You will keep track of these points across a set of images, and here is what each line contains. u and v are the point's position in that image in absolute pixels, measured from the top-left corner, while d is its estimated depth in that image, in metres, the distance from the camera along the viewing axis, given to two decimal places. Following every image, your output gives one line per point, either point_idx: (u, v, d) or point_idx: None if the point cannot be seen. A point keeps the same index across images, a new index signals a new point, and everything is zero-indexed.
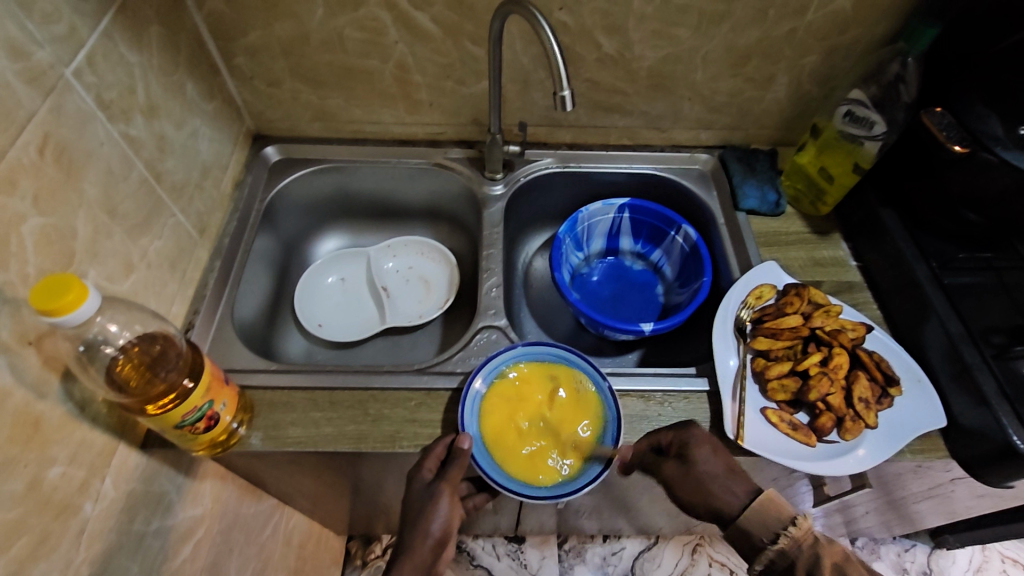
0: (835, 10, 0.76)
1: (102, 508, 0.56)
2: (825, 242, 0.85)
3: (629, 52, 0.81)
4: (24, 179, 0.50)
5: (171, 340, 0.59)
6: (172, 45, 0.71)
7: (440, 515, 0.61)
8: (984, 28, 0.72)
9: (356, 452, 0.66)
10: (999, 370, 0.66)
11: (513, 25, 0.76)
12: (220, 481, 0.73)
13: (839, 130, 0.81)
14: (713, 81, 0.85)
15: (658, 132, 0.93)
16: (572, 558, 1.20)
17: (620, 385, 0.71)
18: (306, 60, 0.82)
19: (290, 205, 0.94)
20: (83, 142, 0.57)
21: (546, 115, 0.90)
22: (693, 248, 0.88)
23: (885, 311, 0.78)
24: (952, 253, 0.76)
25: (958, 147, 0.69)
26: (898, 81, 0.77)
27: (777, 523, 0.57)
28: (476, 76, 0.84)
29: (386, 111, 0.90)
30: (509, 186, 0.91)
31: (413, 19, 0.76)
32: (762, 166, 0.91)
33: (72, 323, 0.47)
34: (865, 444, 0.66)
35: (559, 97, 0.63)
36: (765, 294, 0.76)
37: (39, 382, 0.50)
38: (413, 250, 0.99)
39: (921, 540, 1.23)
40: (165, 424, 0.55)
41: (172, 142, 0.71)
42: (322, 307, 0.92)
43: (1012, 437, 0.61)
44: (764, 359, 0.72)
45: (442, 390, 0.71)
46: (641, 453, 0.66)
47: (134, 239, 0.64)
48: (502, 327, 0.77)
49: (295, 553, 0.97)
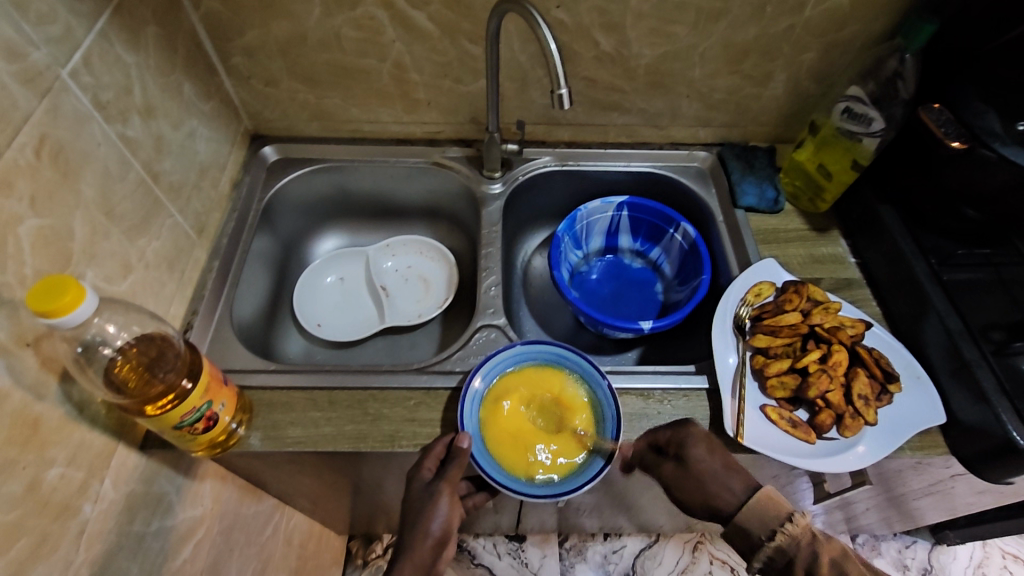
0: (832, 7, 0.76)
1: (101, 510, 0.56)
2: (824, 239, 0.85)
3: (627, 50, 0.81)
4: (21, 180, 0.50)
5: (169, 340, 0.59)
6: (169, 45, 0.71)
7: (440, 514, 0.61)
8: (982, 25, 0.71)
9: (356, 452, 0.66)
10: (998, 366, 0.66)
11: (510, 23, 0.76)
12: (219, 481, 0.73)
13: (837, 126, 0.81)
14: (711, 78, 0.85)
15: (657, 130, 0.93)
16: (573, 556, 1.20)
17: (619, 383, 0.71)
18: (303, 59, 0.82)
19: (289, 204, 0.94)
20: (80, 142, 0.57)
21: (544, 114, 0.90)
22: (692, 246, 0.87)
23: (884, 308, 0.78)
24: (952, 249, 0.76)
25: (956, 144, 0.69)
26: (897, 77, 0.77)
27: (774, 520, 0.58)
28: (474, 75, 0.84)
29: (384, 111, 0.90)
30: (508, 185, 0.91)
31: (410, 18, 0.76)
32: (760, 163, 0.91)
33: (69, 325, 0.47)
34: (865, 441, 0.65)
35: (557, 95, 0.63)
36: (764, 292, 0.75)
37: (36, 384, 0.50)
38: (411, 249, 0.98)
39: (921, 536, 1.23)
40: (164, 425, 0.55)
41: (169, 142, 0.71)
42: (321, 307, 0.92)
43: (1012, 433, 0.61)
44: (763, 356, 0.71)
45: (441, 389, 0.71)
46: (640, 452, 0.67)
47: (132, 239, 0.64)
48: (502, 325, 0.77)
49: (295, 553, 0.97)
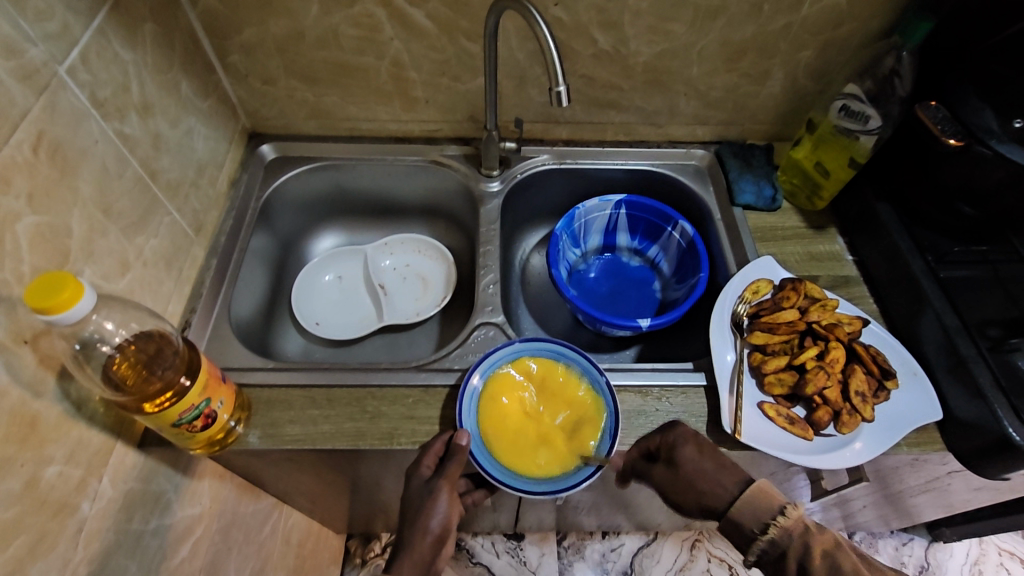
0: (829, 5, 0.76)
1: (100, 507, 0.56)
2: (822, 237, 0.85)
3: (625, 48, 0.81)
4: (19, 177, 0.50)
5: (168, 338, 0.59)
6: (166, 42, 0.71)
7: (439, 511, 0.61)
8: (976, 22, 0.71)
9: (355, 449, 0.66)
10: (995, 362, 0.66)
11: (508, 21, 0.76)
12: (218, 479, 0.73)
13: (834, 124, 0.81)
14: (709, 76, 0.85)
15: (655, 128, 0.93)
16: (572, 554, 1.20)
17: (618, 381, 0.71)
18: (301, 57, 0.82)
19: (287, 202, 0.94)
20: (78, 139, 0.57)
21: (542, 112, 0.90)
22: (690, 244, 0.88)
23: (881, 305, 0.78)
24: (948, 246, 0.77)
25: (952, 141, 0.68)
26: (894, 75, 0.78)
27: (766, 513, 0.57)
28: (472, 73, 0.84)
29: (382, 109, 0.90)
30: (506, 183, 0.91)
31: (408, 16, 0.76)
32: (758, 161, 0.91)
33: (68, 322, 0.47)
34: (862, 438, 0.66)
35: (555, 92, 0.63)
36: (762, 289, 0.76)
37: (35, 381, 0.50)
38: (410, 248, 0.98)
39: (918, 533, 1.24)
40: (163, 422, 0.55)
41: (167, 140, 0.71)
42: (319, 306, 0.92)
43: (1009, 430, 0.61)
44: (760, 354, 0.72)
45: (440, 387, 0.71)
46: (631, 461, 0.67)
47: (130, 237, 0.64)
48: (500, 323, 0.77)
49: (294, 552, 0.97)
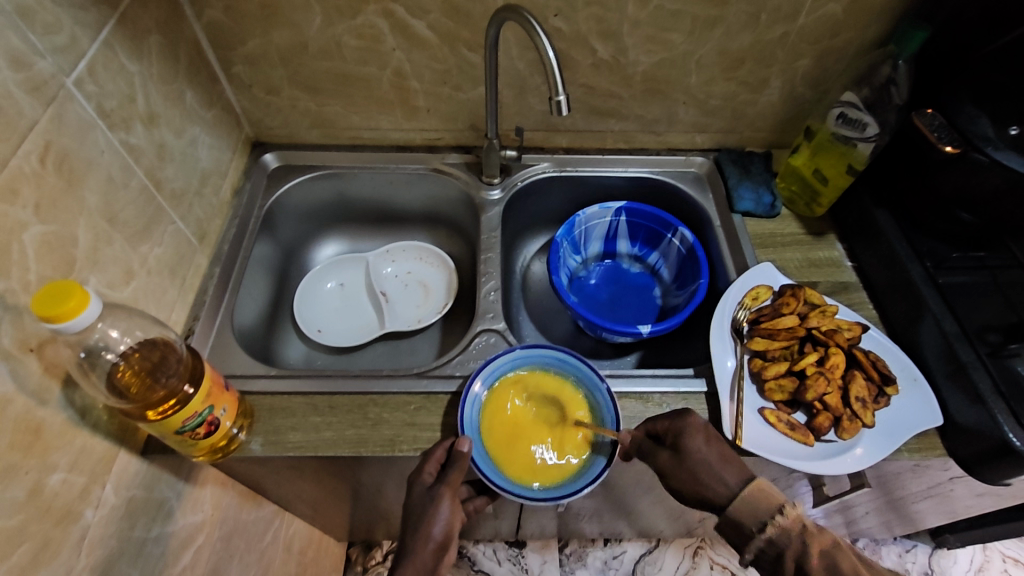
0: (826, 14, 0.77)
1: (103, 515, 0.56)
2: (821, 243, 0.86)
3: (624, 58, 0.82)
4: (26, 188, 0.50)
5: (171, 345, 0.59)
6: (171, 54, 0.72)
7: (441, 518, 0.62)
8: (974, 30, 0.72)
9: (356, 456, 0.67)
10: (995, 368, 0.66)
11: (509, 31, 0.77)
12: (219, 487, 0.73)
13: (832, 132, 0.82)
14: (707, 85, 0.86)
15: (654, 136, 0.94)
16: (573, 562, 1.19)
17: (619, 387, 0.72)
18: (303, 68, 0.82)
19: (289, 211, 0.94)
20: (84, 150, 0.58)
21: (542, 120, 0.91)
22: (690, 250, 0.88)
23: (881, 311, 0.79)
24: (946, 252, 0.77)
25: (949, 148, 0.70)
26: (890, 83, 0.78)
27: (765, 512, 0.57)
28: (473, 82, 0.85)
29: (384, 118, 0.90)
30: (507, 191, 0.92)
31: (410, 27, 0.77)
32: (757, 168, 0.92)
33: (74, 329, 0.47)
34: (863, 443, 0.66)
35: (554, 102, 0.64)
36: (762, 295, 0.76)
37: (39, 390, 0.50)
38: (411, 256, 0.99)
39: (922, 540, 1.23)
40: (166, 430, 0.56)
41: (172, 150, 0.72)
42: (322, 314, 0.93)
43: (1009, 435, 0.61)
44: (761, 360, 0.72)
45: (441, 394, 0.71)
46: (637, 440, 0.65)
47: (134, 246, 0.65)
48: (501, 330, 0.78)
49: (295, 560, 0.97)
